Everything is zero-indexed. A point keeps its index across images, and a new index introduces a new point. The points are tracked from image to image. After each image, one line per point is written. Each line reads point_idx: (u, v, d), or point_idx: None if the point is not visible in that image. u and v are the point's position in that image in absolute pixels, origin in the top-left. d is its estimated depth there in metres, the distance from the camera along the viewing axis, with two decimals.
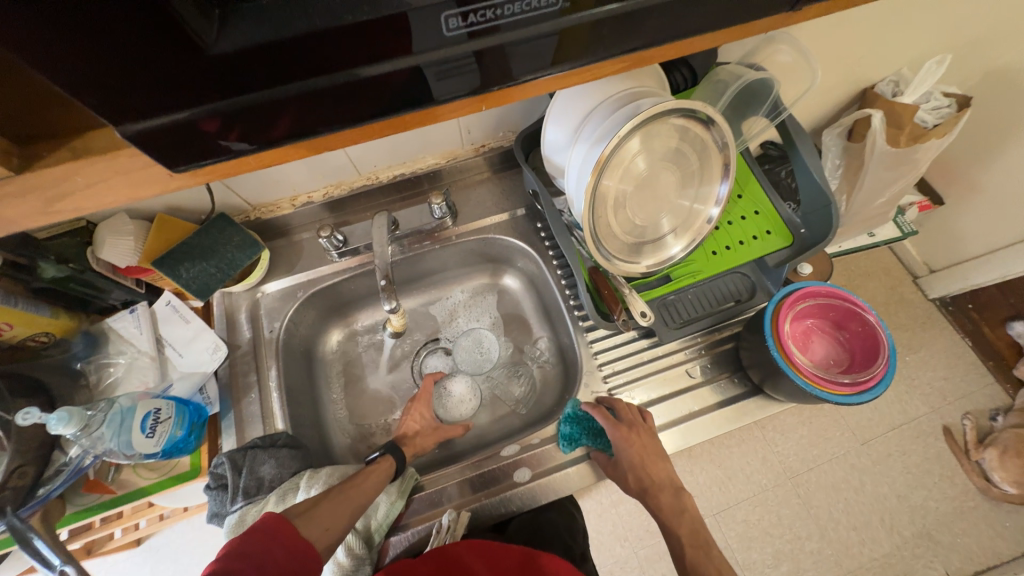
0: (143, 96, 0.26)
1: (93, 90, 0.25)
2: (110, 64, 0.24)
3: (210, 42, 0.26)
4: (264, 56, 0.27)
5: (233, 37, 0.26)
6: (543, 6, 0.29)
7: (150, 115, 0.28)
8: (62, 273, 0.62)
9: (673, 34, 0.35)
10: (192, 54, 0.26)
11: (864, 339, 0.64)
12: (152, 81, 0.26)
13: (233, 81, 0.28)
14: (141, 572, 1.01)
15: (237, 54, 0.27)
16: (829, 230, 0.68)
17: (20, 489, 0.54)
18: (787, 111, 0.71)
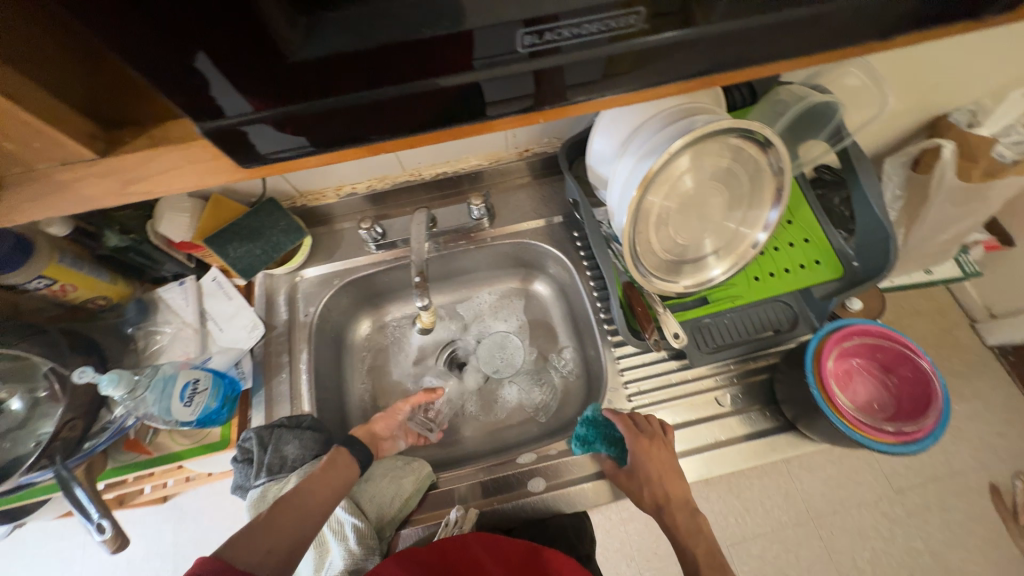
0: (223, 93, 0.28)
1: (177, 85, 0.26)
2: (201, 66, 0.26)
3: (293, 48, 0.26)
4: (340, 65, 0.28)
5: (314, 46, 0.27)
6: (617, 27, 0.29)
7: (224, 110, 0.29)
8: (123, 243, 0.66)
9: (744, 59, 0.34)
10: (275, 60, 0.27)
11: (914, 386, 0.60)
12: (232, 79, 0.27)
13: (307, 86, 0.29)
14: (164, 528, 1.06)
15: (316, 62, 0.27)
16: (885, 265, 0.64)
17: (69, 440, 0.58)
18: (850, 136, 0.67)
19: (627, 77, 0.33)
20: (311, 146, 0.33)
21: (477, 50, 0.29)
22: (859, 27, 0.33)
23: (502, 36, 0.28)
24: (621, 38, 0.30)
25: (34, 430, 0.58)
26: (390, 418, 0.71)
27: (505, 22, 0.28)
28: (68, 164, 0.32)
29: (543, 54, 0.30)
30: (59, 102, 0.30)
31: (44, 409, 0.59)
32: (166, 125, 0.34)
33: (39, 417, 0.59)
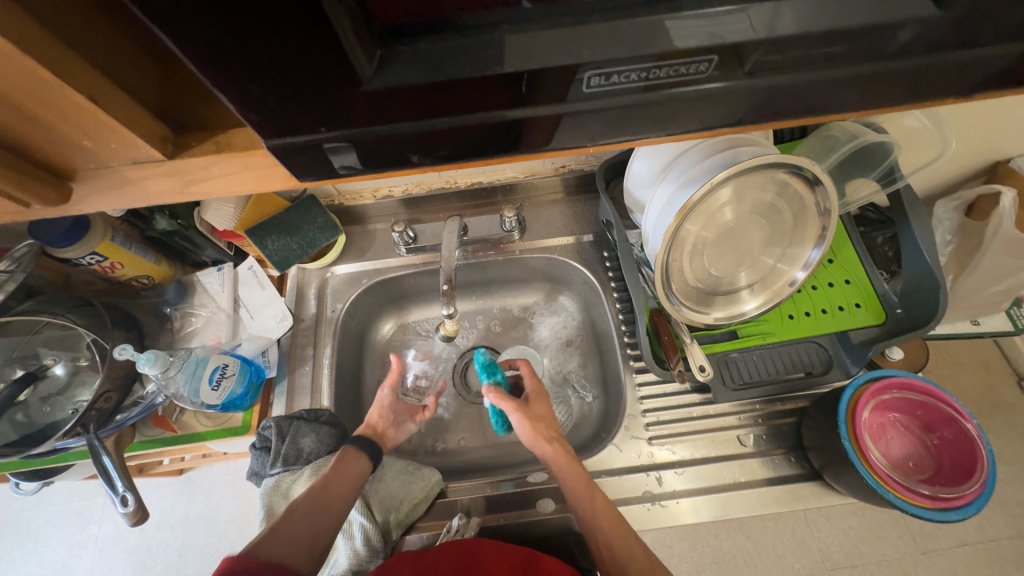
0: (293, 114, 0.28)
1: (250, 103, 0.27)
2: (278, 88, 0.27)
3: (367, 77, 0.27)
4: (408, 95, 0.28)
5: (387, 77, 0.27)
6: (690, 73, 0.29)
7: (290, 131, 0.30)
8: (171, 227, 0.69)
9: (809, 107, 0.33)
10: (349, 88, 0.27)
11: (954, 450, 0.57)
12: (304, 104, 0.28)
13: (372, 113, 0.29)
14: (178, 500, 1.10)
15: (385, 92, 0.28)
16: (931, 317, 0.60)
17: (104, 410, 0.61)
18: (904, 179, 0.63)
19: (682, 117, 0.33)
20: (364, 165, 0.33)
21: (540, 89, 0.29)
22: (937, 86, 0.31)
23: (566, 77, 0.29)
24: (655, 88, 0.30)
25: (72, 397, 0.61)
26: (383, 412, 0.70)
27: (567, 65, 0.28)
28: (137, 163, 0.33)
29: (593, 95, 0.30)
30: (133, 102, 0.31)
31: (83, 377, 0.62)
32: (232, 131, 0.34)
33: (78, 385, 0.62)
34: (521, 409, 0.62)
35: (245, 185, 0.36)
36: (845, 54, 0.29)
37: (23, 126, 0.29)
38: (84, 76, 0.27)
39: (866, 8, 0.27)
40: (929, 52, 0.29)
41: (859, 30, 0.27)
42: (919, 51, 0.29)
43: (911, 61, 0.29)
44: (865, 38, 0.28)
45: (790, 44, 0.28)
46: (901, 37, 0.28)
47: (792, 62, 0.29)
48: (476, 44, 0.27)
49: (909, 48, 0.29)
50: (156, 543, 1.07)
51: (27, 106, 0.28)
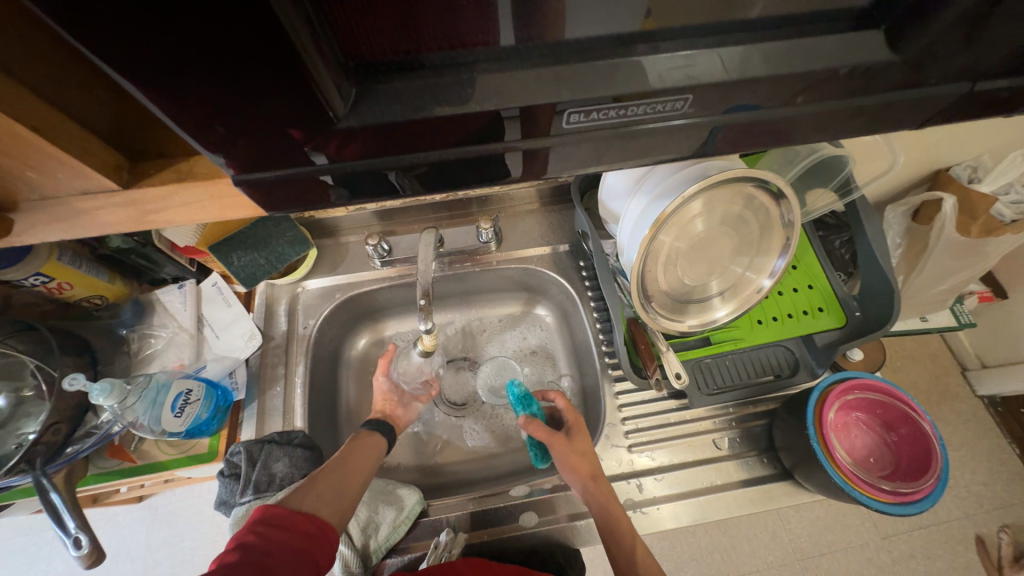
0: (266, 151, 0.28)
1: (218, 142, 0.26)
2: (246, 125, 0.26)
3: (341, 114, 0.26)
4: (385, 131, 0.28)
5: (363, 114, 0.27)
6: (668, 111, 0.30)
7: (262, 166, 0.29)
8: (126, 245, 0.64)
9: (775, 139, 0.34)
10: (323, 126, 0.27)
11: (912, 447, 0.60)
12: (279, 140, 0.27)
13: (348, 148, 0.29)
14: (137, 529, 1.03)
15: (360, 129, 0.27)
16: (886, 318, 0.64)
17: (52, 444, 0.57)
18: (858, 190, 0.68)
19: (657, 148, 0.33)
20: (338, 196, 0.33)
21: (517, 124, 0.29)
22: (890, 120, 0.33)
23: (544, 112, 0.29)
24: (625, 120, 0.31)
25: (17, 430, 0.56)
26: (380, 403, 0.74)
27: (545, 102, 0.28)
28: (88, 193, 0.31)
29: (571, 129, 0.31)
30: (82, 131, 0.29)
31: (29, 408, 0.58)
32: (195, 159, 0.32)
33: (22, 417, 0.57)
34: (561, 443, 0.62)
35: (210, 213, 0.34)
36: (807, 91, 0.30)
37: None
38: (25, 106, 0.25)
39: (825, 51, 0.28)
40: (883, 90, 0.31)
41: (820, 70, 0.29)
42: (874, 89, 0.30)
43: (867, 98, 0.31)
44: (826, 78, 0.29)
45: (757, 82, 0.29)
46: (858, 76, 0.29)
47: (759, 99, 0.30)
48: (452, 84, 0.27)
49: (865, 87, 0.30)
50: None
51: None
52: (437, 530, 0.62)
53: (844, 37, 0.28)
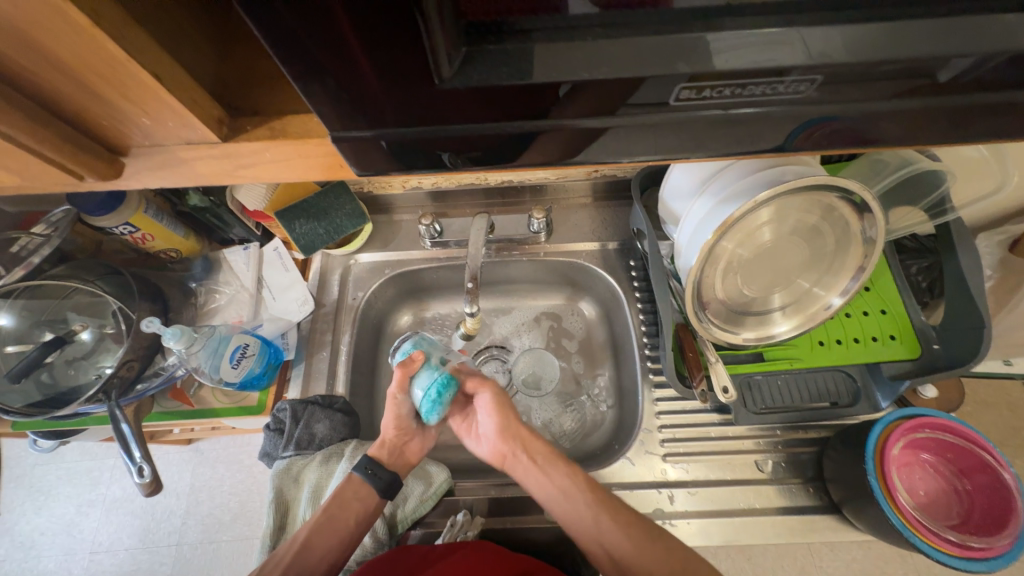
0: (360, 109, 0.29)
1: (325, 97, 0.28)
2: (356, 82, 0.27)
3: (446, 77, 0.27)
4: (487, 95, 0.28)
5: (467, 76, 0.27)
6: (777, 92, 0.29)
7: (355, 125, 0.30)
8: (203, 203, 0.71)
9: (876, 132, 0.32)
10: (426, 86, 0.27)
11: (989, 499, 0.54)
12: (380, 98, 0.28)
13: (425, 113, 0.29)
14: (184, 468, 1.12)
15: (461, 93, 0.28)
16: (970, 355, 0.57)
17: (125, 379, 0.62)
18: (953, 210, 0.61)
19: (739, 135, 0.32)
20: (401, 165, 0.33)
21: (593, 100, 0.29)
22: (995, 123, 0.31)
23: (632, 90, 0.29)
24: (703, 105, 0.30)
25: (96, 363, 0.62)
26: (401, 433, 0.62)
27: (639, 76, 0.28)
28: (190, 143, 0.33)
29: (654, 108, 0.30)
30: (192, 82, 0.30)
31: (108, 345, 0.63)
32: (287, 118, 0.34)
33: (102, 352, 0.63)
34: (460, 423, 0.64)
35: (293, 172, 0.35)
36: (912, 80, 0.28)
37: (77, 96, 0.29)
38: (152, 54, 0.27)
39: (940, 39, 0.27)
40: (987, 89, 0.29)
41: (929, 58, 0.27)
42: (980, 86, 0.29)
43: (971, 97, 0.29)
44: (932, 70, 0.28)
45: (865, 68, 0.28)
46: (966, 67, 0.28)
47: (866, 85, 0.29)
48: (552, 47, 0.27)
49: (971, 80, 0.28)
50: (160, 508, 1.09)
51: (85, 78, 0.27)
52: (456, 510, 0.63)
53: (978, 24, 0.26)
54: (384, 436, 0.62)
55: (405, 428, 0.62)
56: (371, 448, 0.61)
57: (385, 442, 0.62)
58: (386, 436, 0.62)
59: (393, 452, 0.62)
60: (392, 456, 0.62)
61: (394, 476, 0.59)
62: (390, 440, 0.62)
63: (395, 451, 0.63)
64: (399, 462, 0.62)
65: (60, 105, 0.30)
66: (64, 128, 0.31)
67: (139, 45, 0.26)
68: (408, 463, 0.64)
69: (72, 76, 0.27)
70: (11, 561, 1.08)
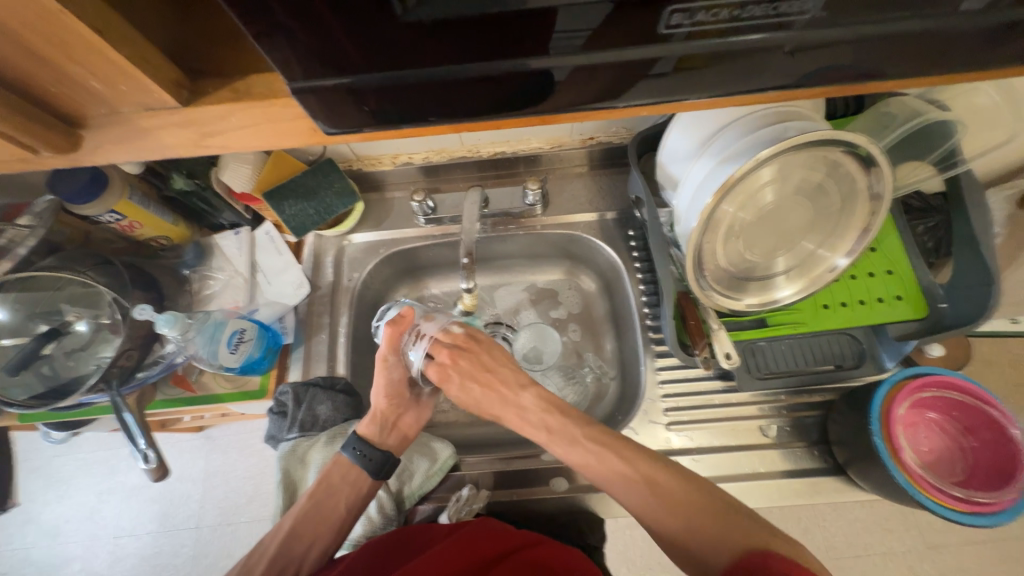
0: (328, 56, 0.27)
1: (289, 44, 0.26)
2: (318, 21, 0.25)
3: (408, 6, 0.25)
4: (459, 30, 0.26)
5: (433, 5, 0.25)
6: (765, 20, 0.27)
7: (324, 73, 0.28)
8: (188, 187, 0.69)
9: (872, 63, 0.30)
10: (385, 19, 0.25)
11: (995, 456, 0.54)
12: (349, 39, 0.26)
13: (392, 55, 0.27)
14: (197, 454, 1.14)
15: (425, 26, 0.26)
16: (976, 314, 0.56)
17: (125, 368, 0.62)
18: (965, 163, 0.58)
19: (731, 77, 0.31)
20: (381, 119, 0.32)
21: (569, 36, 0.28)
22: (998, 53, 0.30)
23: (615, 24, 0.27)
24: (692, 41, 0.28)
25: (95, 353, 0.62)
26: (393, 405, 0.62)
27: (624, 8, 0.26)
28: (152, 111, 0.32)
29: (639, 49, 0.29)
30: (146, 42, 0.29)
31: (105, 334, 0.63)
32: (253, 79, 0.32)
33: (100, 342, 0.63)
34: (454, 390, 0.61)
35: (267, 140, 0.34)
36: (908, 1, 0.27)
37: (27, 63, 0.28)
38: (97, 10, 0.26)
39: None
40: (988, 12, 0.28)
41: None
42: (986, 10, 0.27)
43: (976, 21, 0.28)
44: None
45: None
46: None
47: (861, 8, 0.27)
48: None
49: (969, 8, 0.27)
50: (177, 493, 1.12)
51: (30, 39, 0.26)
52: (461, 485, 0.63)
53: None
54: (377, 408, 0.61)
55: (396, 396, 0.62)
56: (363, 424, 0.61)
57: (378, 414, 0.61)
58: (379, 408, 0.61)
59: (385, 429, 0.62)
60: (384, 434, 0.62)
61: (384, 456, 0.59)
62: (382, 412, 0.61)
63: (388, 427, 0.62)
64: (393, 437, 0.62)
65: (14, 74, 0.28)
66: (18, 99, 0.29)
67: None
68: (404, 437, 0.63)
69: (17, 40, 0.26)
70: (39, 547, 1.11)
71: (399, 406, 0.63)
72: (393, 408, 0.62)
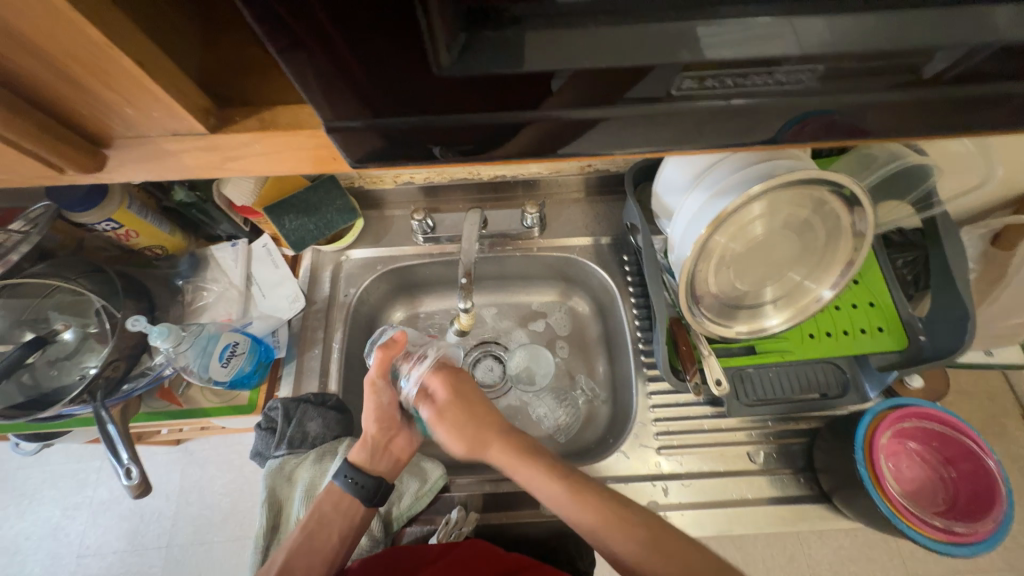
0: (355, 96, 0.28)
1: (318, 83, 0.27)
2: (348, 66, 0.26)
3: (444, 65, 0.27)
4: (484, 84, 0.28)
5: (465, 63, 0.27)
6: (761, 81, 0.29)
7: (352, 114, 0.30)
8: (189, 199, 0.70)
9: (857, 125, 0.33)
10: (422, 73, 0.27)
11: (974, 486, 0.55)
12: (378, 86, 0.28)
13: (414, 104, 0.29)
14: (173, 468, 1.10)
15: (457, 82, 0.28)
16: (953, 344, 0.58)
17: (111, 379, 0.60)
18: (941, 205, 0.62)
19: (730, 130, 0.33)
20: (392, 152, 0.33)
21: (584, 89, 0.29)
22: (973, 119, 0.32)
23: (625, 81, 0.29)
24: (696, 98, 0.30)
25: (79, 362, 0.61)
26: (385, 430, 0.61)
27: (630, 63, 0.28)
28: (175, 134, 0.32)
29: (644, 99, 0.30)
30: (178, 72, 0.30)
31: (92, 344, 0.62)
32: (277, 108, 0.33)
33: (86, 352, 0.62)
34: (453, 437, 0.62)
35: (283, 165, 0.35)
36: (888, 75, 0.29)
37: (58, 85, 0.28)
38: (132, 40, 0.27)
39: (923, 32, 0.27)
40: (965, 84, 0.30)
41: (905, 50, 0.28)
42: (961, 79, 0.30)
43: (952, 89, 0.30)
44: (908, 65, 0.29)
45: (850, 56, 0.28)
46: (943, 59, 0.28)
47: (849, 78, 0.29)
48: (554, 34, 0.27)
49: (943, 77, 0.30)
50: (150, 509, 1.07)
51: (63, 65, 0.26)
52: (452, 507, 0.63)
53: (951, 14, 0.27)
54: (367, 432, 0.60)
55: (387, 421, 0.60)
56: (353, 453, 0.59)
57: (367, 439, 0.60)
58: (369, 433, 0.60)
59: (376, 453, 0.60)
60: (376, 459, 0.60)
61: (377, 482, 0.58)
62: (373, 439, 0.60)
63: (378, 451, 0.60)
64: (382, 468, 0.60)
65: (41, 95, 0.29)
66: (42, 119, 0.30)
67: (117, 29, 0.26)
68: (396, 460, 0.62)
69: (53, 65, 0.27)
70: None
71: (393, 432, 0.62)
72: (384, 436, 0.61)
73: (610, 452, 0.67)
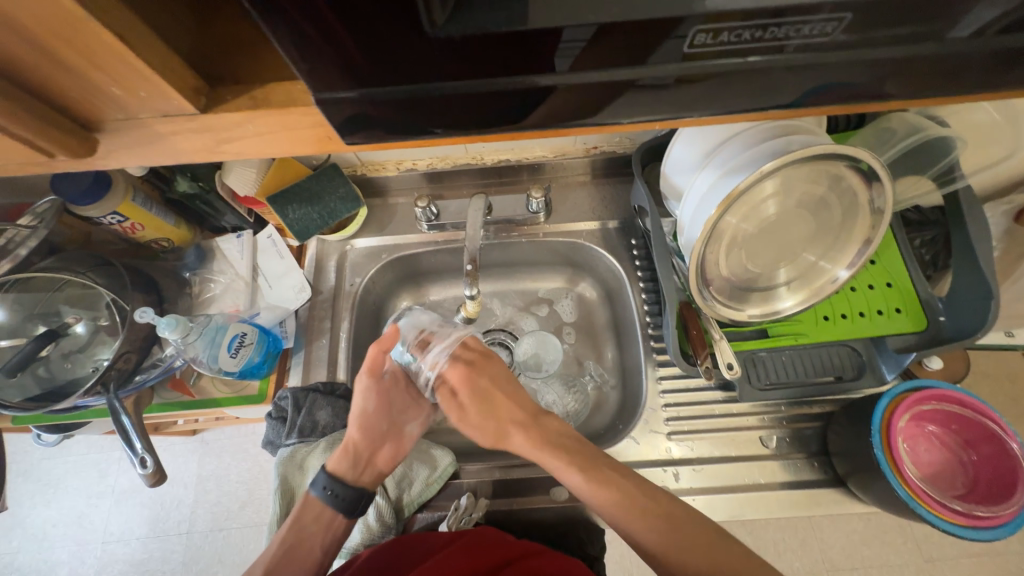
0: (349, 66, 0.27)
1: (311, 54, 0.26)
2: (340, 32, 0.25)
3: (438, 24, 0.26)
4: (483, 44, 0.27)
5: (461, 23, 0.26)
6: (774, 41, 0.28)
7: (347, 85, 0.28)
8: (192, 189, 0.70)
9: (877, 87, 0.31)
10: (416, 36, 0.26)
11: (996, 469, 0.54)
12: (372, 53, 0.27)
13: (411, 72, 0.28)
14: (189, 458, 1.12)
15: (452, 43, 0.27)
16: (977, 326, 0.56)
17: (123, 371, 0.61)
18: (963, 179, 0.59)
19: (741, 97, 0.32)
20: (390, 129, 0.32)
21: (587, 53, 0.28)
22: (1002, 77, 0.31)
23: (629, 44, 0.28)
24: (704, 59, 0.29)
25: (92, 355, 0.62)
26: (366, 439, 0.59)
27: (634, 26, 0.27)
28: (169, 117, 0.32)
29: (650, 65, 0.29)
30: (167, 50, 0.29)
31: (103, 337, 0.63)
32: (271, 87, 0.32)
33: (98, 344, 0.62)
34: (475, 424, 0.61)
35: (280, 147, 0.34)
36: (913, 29, 0.28)
37: (48, 67, 0.28)
38: (118, 16, 0.26)
39: None
40: (995, 38, 0.28)
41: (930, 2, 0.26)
42: (992, 33, 0.28)
43: (981, 44, 0.28)
44: (935, 17, 0.27)
45: (870, 11, 0.26)
46: (973, 11, 0.27)
47: (869, 35, 0.28)
48: None
49: (972, 31, 0.28)
50: (169, 497, 1.10)
51: (50, 44, 0.26)
52: (462, 493, 0.63)
53: None
54: (350, 441, 0.59)
55: (370, 429, 0.60)
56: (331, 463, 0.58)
57: (350, 448, 0.59)
58: (352, 441, 0.59)
59: (357, 463, 0.59)
60: (357, 471, 0.59)
61: (356, 495, 0.57)
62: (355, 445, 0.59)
63: (360, 463, 0.59)
64: (363, 479, 0.59)
65: (33, 79, 0.29)
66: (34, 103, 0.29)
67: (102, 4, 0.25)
68: (379, 472, 0.60)
69: (40, 45, 0.26)
70: (24, 552, 1.09)
71: (376, 441, 0.60)
72: (365, 445, 0.60)
73: (619, 437, 0.66)
